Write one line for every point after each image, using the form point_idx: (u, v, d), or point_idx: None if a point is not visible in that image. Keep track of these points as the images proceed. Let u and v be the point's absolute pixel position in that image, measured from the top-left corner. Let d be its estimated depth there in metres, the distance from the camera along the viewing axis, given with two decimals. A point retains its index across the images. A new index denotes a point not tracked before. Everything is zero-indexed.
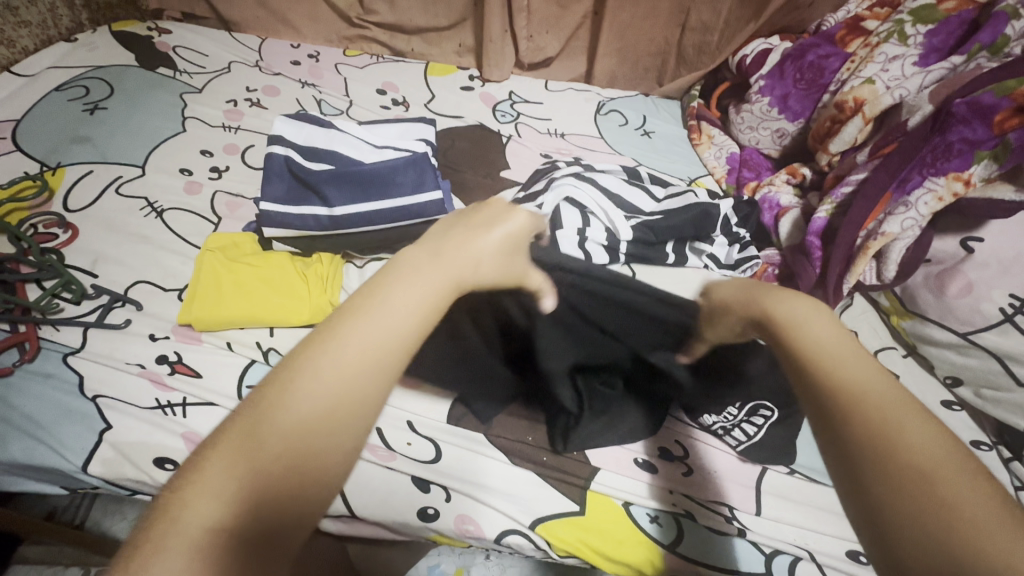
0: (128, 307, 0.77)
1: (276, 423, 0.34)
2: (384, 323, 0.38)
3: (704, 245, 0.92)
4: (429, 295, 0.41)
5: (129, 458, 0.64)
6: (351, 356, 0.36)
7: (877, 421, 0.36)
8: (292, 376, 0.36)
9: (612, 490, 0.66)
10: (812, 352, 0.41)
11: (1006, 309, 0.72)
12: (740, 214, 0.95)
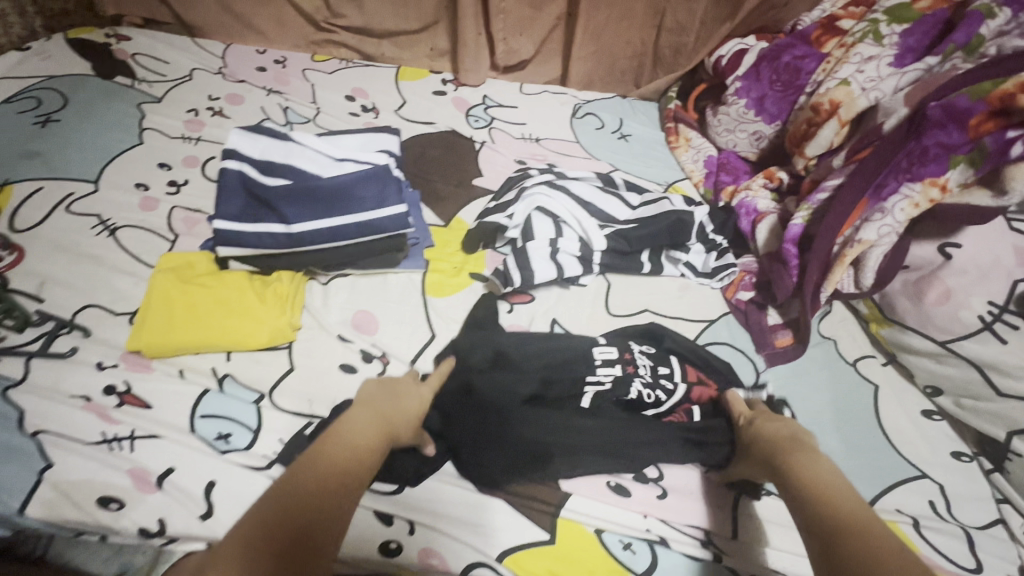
0: (74, 333, 0.73)
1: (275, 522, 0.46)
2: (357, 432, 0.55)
3: (680, 255, 0.89)
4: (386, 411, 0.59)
5: (71, 497, 0.60)
6: (331, 460, 0.51)
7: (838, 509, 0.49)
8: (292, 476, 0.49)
9: (584, 517, 0.64)
10: (811, 480, 0.54)
11: (985, 316, 0.70)
12: (717, 221, 0.93)
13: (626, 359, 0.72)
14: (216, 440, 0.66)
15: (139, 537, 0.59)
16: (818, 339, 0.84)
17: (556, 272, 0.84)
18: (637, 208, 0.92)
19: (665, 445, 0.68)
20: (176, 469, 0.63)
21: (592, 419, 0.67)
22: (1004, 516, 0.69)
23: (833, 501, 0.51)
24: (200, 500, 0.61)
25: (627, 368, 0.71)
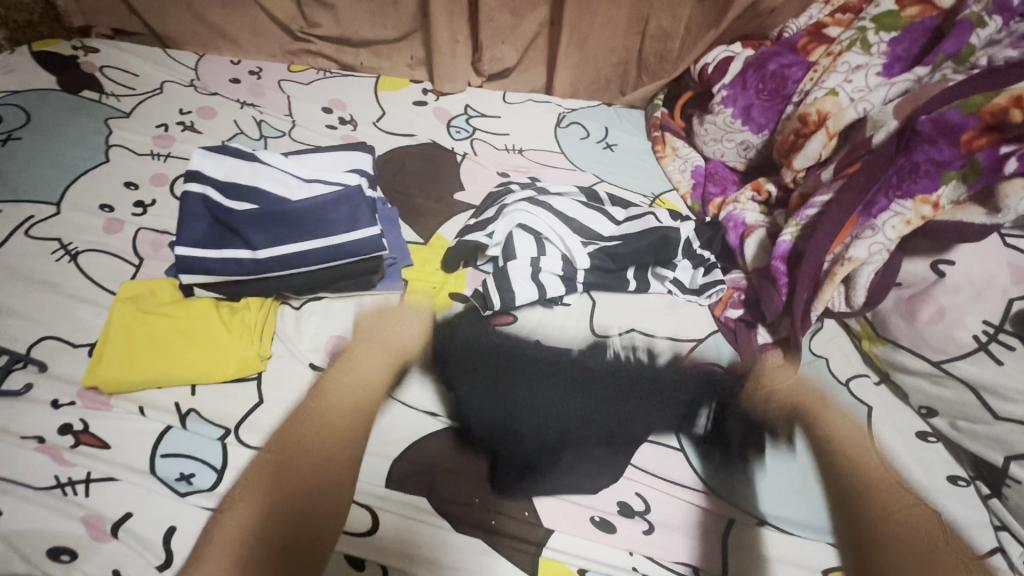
0: (29, 368, 0.69)
1: (274, 510, 0.61)
2: (349, 393, 0.71)
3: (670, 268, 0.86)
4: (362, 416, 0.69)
5: (19, 549, 0.56)
6: (326, 441, 0.67)
7: None
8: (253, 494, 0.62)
9: (567, 556, 0.61)
10: (840, 441, 0.73)
11: (980, 336, 0.68)
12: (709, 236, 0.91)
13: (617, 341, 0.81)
14: (177, 481, 0.62)
15: None
16: (809, 357, 0.82)
17: (538, 292, 0.81)
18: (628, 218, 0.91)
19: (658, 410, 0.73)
20: (134, 514, 0.59)
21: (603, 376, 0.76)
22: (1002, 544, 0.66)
23: (863, 466, 0.70)
24: (159, 549, 0.58)
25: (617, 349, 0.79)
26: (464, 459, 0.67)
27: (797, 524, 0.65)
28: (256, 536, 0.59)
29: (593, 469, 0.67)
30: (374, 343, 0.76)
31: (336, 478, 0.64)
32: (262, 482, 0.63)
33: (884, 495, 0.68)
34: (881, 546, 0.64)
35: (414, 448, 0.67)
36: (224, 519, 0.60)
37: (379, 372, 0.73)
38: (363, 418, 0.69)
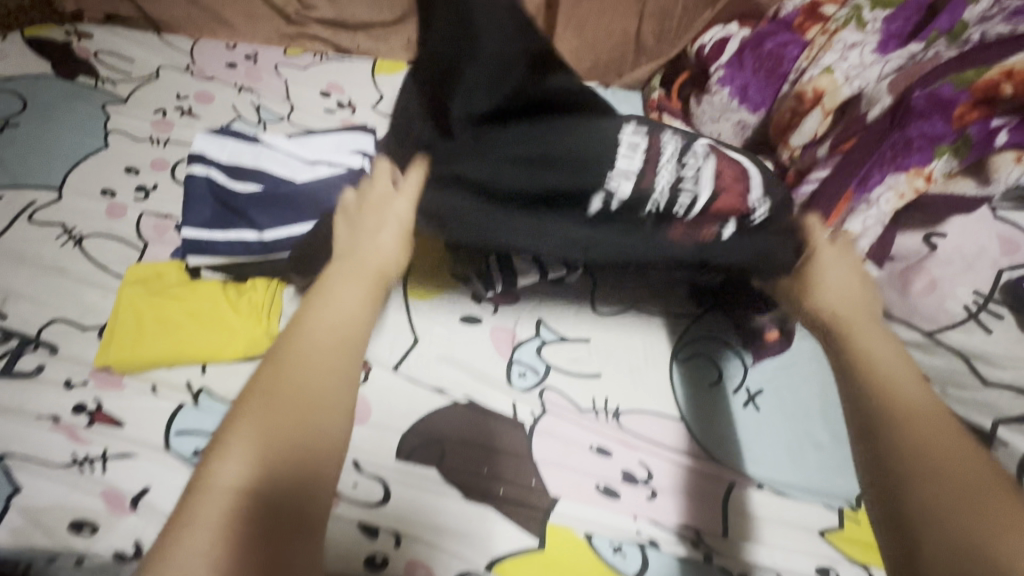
0: (40, 351, 0.70)
1: (268, 447, 0.43)
2: (338, 311, 0.53)
3: (620, 143, 0.62)
4: (367, 293, 0.57)
5: (40, 523, 0.58)
6: (312, 359, 0.49)
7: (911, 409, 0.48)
8: (276, 384, 0.46)
9: (572, 521, 0.63)
10: (895, 391, 0.49)
11: (970, 306, 0.71)
12: (698, 158, 0.64)
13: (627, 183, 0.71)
14: (192, 457, 0.63)
15: (114, 563, 0.57)
16: None
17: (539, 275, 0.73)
18: (625, 128, 0.64)
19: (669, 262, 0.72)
20: (151, 489, 0.61)
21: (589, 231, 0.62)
22: None
23: (900, 401, 0.49)
24: None
25: None
26: (471, 431, 0.69)
27: (794, 487, 0.68)
28: (266, 466, 0.42)
29: (597, 440, 0.69)
30: (363, 263, 0.60)
31: (327, 367, 0.49)
32: (258, 395, 0.46)
33: (938, 439, 0.46)
34: (918, 490, 0.43)
35: (421, 422, 0.69)
36: (221, 461, 0.42)
37: (360, 295, 0.56)
38: (353, 340, 0.52)
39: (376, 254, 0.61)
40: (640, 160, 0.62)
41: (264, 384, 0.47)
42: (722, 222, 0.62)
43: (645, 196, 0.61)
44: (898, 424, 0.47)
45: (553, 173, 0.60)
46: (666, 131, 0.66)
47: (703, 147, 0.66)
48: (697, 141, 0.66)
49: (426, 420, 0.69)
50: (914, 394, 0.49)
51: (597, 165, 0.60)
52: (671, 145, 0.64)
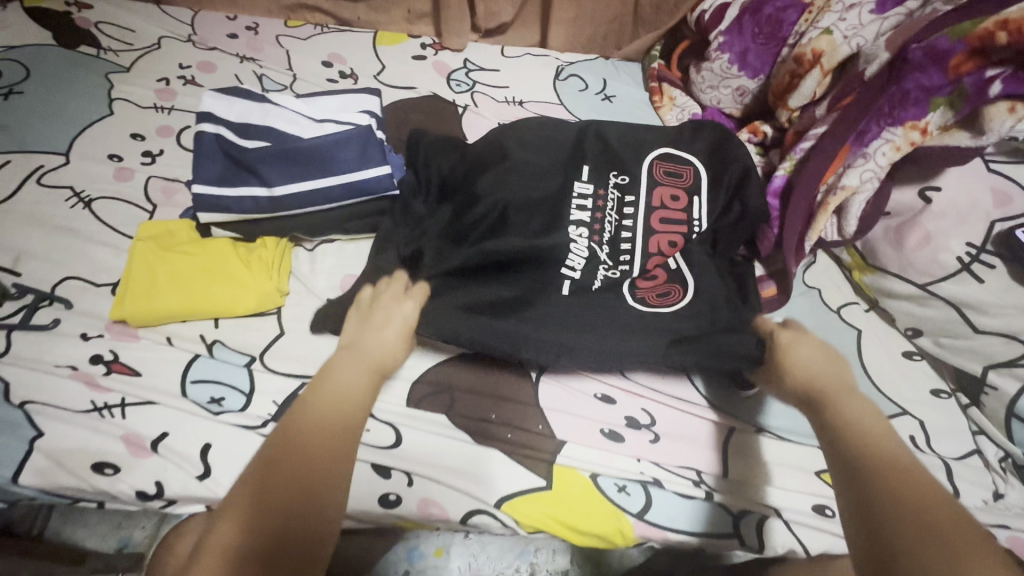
0: (56, 306, 0.72)
1: (257, 530, 0.49)
2: (338, 393, 0.58)
3: (573, 197, 0.78)
4: (369, 381, 0.61)
5: (65, 464, 0.60)
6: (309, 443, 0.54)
7: (892, 461, 0.51)
8: (276, 469, 0.52)
9: (578, 462, 0.65)
10: (870, 437, 0.54)
11: (963, 257, 0.72)
12: (635, 204, 0.78)
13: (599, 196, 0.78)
14: (209, 404, 0.65)
15: (138, 500, 0.60)
16: (802, 288, 0.86)
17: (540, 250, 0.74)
18: (575, 181, 0.79)
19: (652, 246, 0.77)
20: (169, 434, 0.62)
21: (564, 305, 0.71)
22: (979, 447, 0.72)
23: (881, 452, 0.52)
24: (196, 463, 0.61)
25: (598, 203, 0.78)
26: (478, 380, 0.70)
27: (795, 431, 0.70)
28: (267, 543, 0.49)
29: (601, 388, 0.72)
30: (360, 351, 0.63)
31: (327, 459, 0.53)
32: (262, 475, 0.52)
33: (911, 489, 0.49)
34: (897, 534, 0.46)
35: (430, 372, 0.70)
36: (224, 530, 0.50)
37: (358, 382, 0.60)
38: (346, 425, 0.56)
39: (381, 346, 0.63)
40: (590, 212, 0.77)
41: (267, 465, 0.52)
42: (668, 258, 0.76)
43: (599, 258, 0.75)
44: (888, 476, 0.50)
45: (518, 232, 0.75)
46: (610, 176, 0.80)
47: (646, 172, 0.80)
48: (643, 168, 0.80)
49: (434, 369, 0.70)
50: (887, 447, 0.53)
51: (553, 221, 0.76)
52: (612, 197, 0.78)
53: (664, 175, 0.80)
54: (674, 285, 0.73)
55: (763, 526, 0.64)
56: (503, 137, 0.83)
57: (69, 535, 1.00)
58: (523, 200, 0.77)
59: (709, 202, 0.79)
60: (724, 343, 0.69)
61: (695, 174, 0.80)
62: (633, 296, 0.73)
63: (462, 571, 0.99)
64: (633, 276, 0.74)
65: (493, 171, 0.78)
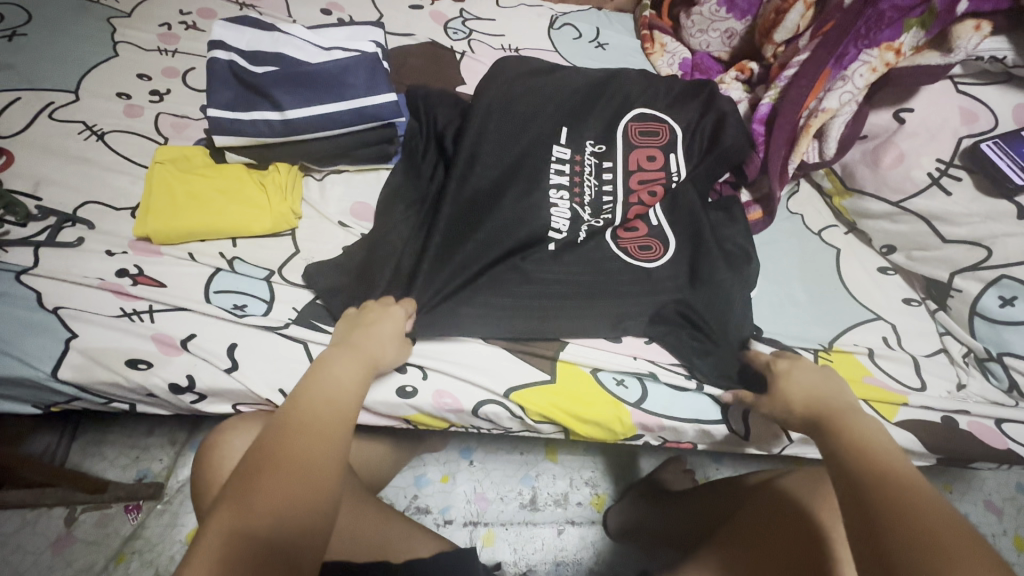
0: (78, 226, 0.75)
1: (263, 505, 0.46)
2: (335, 387, 0.56)
3: (552, 162, 0.81)
4: (363, 378, 0.59)
5: (101, 361, 0.64)
6: (311, 428, 0.52)
7: (879, 458, 0.49)
8: (276, 455, 0.49)
9: (581, 358, 0.71)
10: (862, 445, 0.51)
11: (933, 173, 0.78)
12: (613, 168, 0.82)
13: (576, 161, 0.82)
14: (233, 309, 0.69)
15: (171, 392, 0.65)
16: (786, 215, 0.91)
17: (527, 205, 0.77)
18: (555, 146, 0.82)
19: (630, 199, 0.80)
20: (197, 334, 0.67)
21: (550, 261, 0.75)
22: (945, 345, 0.79)
23: (874, 462, 0.49)
24: (224, 360, 0.66)
25: (575, 167, 0.81)
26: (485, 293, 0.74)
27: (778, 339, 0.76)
28: (279, 522, 0.45)
29: None
30: (350, 349, 0.61)
31: (328, 442, 0.51)
32: (263, 461, 0.48)
33: (898, 492, 0.45)
34: (887, 524, 0.43)
35: None
36: (228, 510, 0.45)
37: (354, 375, 0.58)
38: (346, 418, 0.54)
39: (378, 344, 0.63)
40: (569, 176, 0.81)
41: (263, 450, 0.49)
42: (649, 209, 0.80)
43: (582, 217, 0.79)
44: (879, 482, 0.46)
45: (501, 203, 0.77)
46: (587, 144, 0.84)
47: (622, 138, 0.84)
48: (619, 135, 0.84)
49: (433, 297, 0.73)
50: (879, 453, 0.50)
51: (531, 187, 0.78)
52: (590, 162, 0.82)
53: (639, 136, 0.84)
54: (655, 240, 0.78)
55: (748, 413, 0.70)
56: (479, 112, 0.82)
57: (87, 467, 1.04)
58: (500, 174, 0.79)
59: (684, 157, 0.84)
60: (707, 276, 0.74)
61: (670, 133, 0.85)
62: (617, 246, 0.77)
63: (468, 494, 1.05)
64: (614, 225, 0.79)
65: (473, 143, 0.80)
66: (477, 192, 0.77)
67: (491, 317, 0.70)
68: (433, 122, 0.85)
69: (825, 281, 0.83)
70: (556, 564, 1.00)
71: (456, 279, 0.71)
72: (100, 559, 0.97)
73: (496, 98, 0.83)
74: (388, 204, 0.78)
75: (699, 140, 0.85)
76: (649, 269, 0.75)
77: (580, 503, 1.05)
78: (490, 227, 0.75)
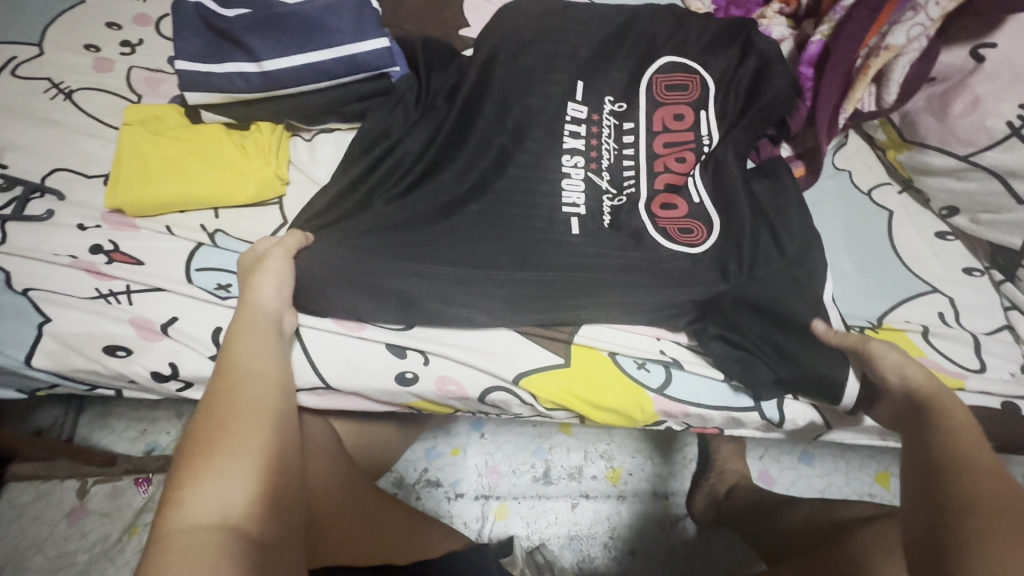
0: (48, 197, 0.69)
1: (228, 498, 0.43)
2: (255, 356, 0.52)
3: (566, 123, 0.71)
4: (277, 335, 0.55)
5: (77, 348, 0.61)
6: (246, 406, 0.48)
7: (978, 462, 0.45)
8: (220, 445, 0.45)
9: (598, 342, 0.65)
10: (957, 438, 0.48)
11: (1014, 122, 0.66)
12: (635, 130, 0.72)
13: (594, 121, 0.72)
14: (216, 290, 0.63)
15: (154, 380, 0.62)
16: (832, 171, 0.80)
17: (537, 172, 0.69)
18: (568, 103, 0.72)
19: (652, 161, 0.70)
20: (179, 318, 0.62)
21: (573, 243, 0.66)
22: (1010, 322, 0.71)
23: (969, 463, 0.45)
24: (208, 346, 0.62)
25: (592, 129, 0.71)
26: (501, 253, 0.65)
27: (852, 314, 0.70)
28: (249, 503, 0.44)
29: None
30: (255, 312, 0.55)
31: (268, 418, 0.48)
32: (210, 447, 0.45)
33: (974, 480, 0.44)
34: (956, 524, 0.42)
35: (440, 252, 0.64)
36: (193, 503, 0.42)
37: (270, 338, 0.54)
38: (275, 385, 0.51)
39: (277, 296, 0.57)
40: (586, 139, 0.71)
41: (200, 441, 0.45)
42: (684, 177, 0.70)
43: (600, 187, 0.69)
44: (957, 475, 0.45)
45: (513, 168, 0.69)
46: (606, 101, 0.73)
47: (645, 93, 0.73)
48: (642, 90, 0.74)
49: (445, 283, 0.62)
50: (969, 440, 0.47)
51: (544, 150, 0.70)
52: (610, 123, 0.72)
53: (666, 91, 0.73)
54: (697, 222, 0.68)
55: (784, 403, 0.66)
56: (479, 66, 0.73)
57: (97, 441, 1.01)
58: (507, 137, 0.70)
59: (716, 115, 0.73)
60: (748, 251, 0.65)
61: (701, 86, 0.73)
62: (654, 227, 0.67)
63: (480, 467, 1.00)
64: (640, 202, 0.69)
65: (470, 115, 0.71)
66: (489, 163, 0.69)
67: (500, 296, 0.63)
68: (430, 74, 0.73)
69: (873, 248, 0.74)
70: (570, 538, 0.97)
71: (460, 254, 0.65)
72: (114, 529, 0.97)
73: (502, 51, 0.74)
74: (374, 180, 0.68)
75: (735, 94, 0.74)
76: (693, 254, 0.66)
77: (595, 477, 1.00)
78: (501, 204, 0.68)
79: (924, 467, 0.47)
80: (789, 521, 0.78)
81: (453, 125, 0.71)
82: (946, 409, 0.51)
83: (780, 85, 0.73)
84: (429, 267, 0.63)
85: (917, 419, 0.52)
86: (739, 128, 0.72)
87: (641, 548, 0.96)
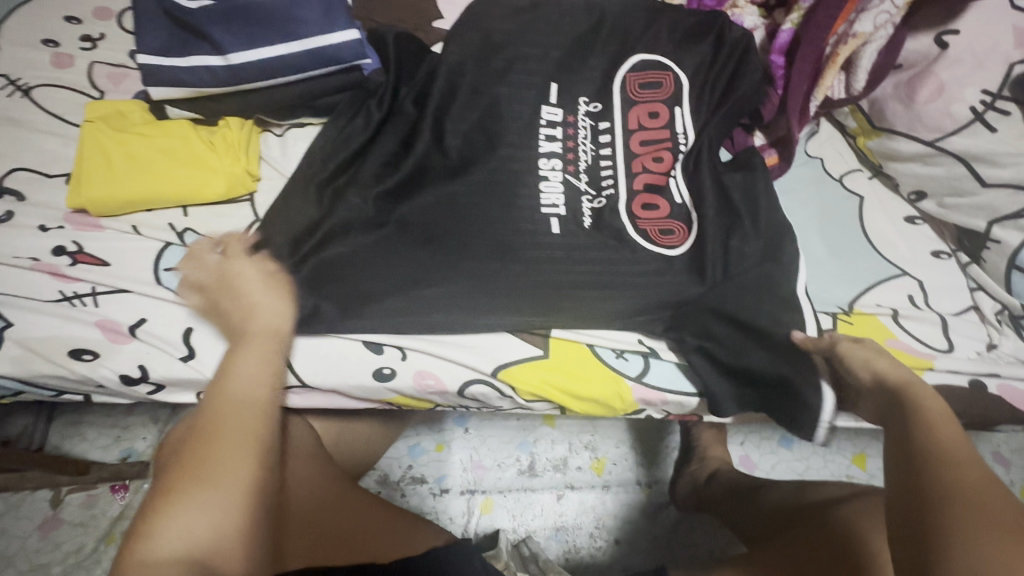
0: (7, 199, 0.66)
1: (196, 527, 0.42)
2: (247, 378, 0.51)
3: (541, 126, 0.71)
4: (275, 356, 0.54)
5: (41, 353, 0.59)
6: (231, 432, 0.47)
7: (958, 451, 0.46)
8: (197, 473, 0.45)
9: (575, 333, 0.66)
10: (935, 430, 0.48)
11: (977, 107, 0.68)
12: (611, 129, 0.72)
13: (568, 122, 0.72)
14: None
15: (124, 383, 0.61)
16: (804, 159, 0.81)
17: (512, 165, 0.69)
18: (542, 105, 0.72)
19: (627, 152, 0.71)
20: (147, 320, 0.61)
21: (550, 236, 0.66)
22: (976, 302, 0.73)
23: (948, 452, 0.46)
24: (179, 347, 0.61)
25: (568, 131, 0.71)
26: (478, 248, 0.65)
27: (823, 300, 0.71)
28: (218, 532, 0.43)
29: None
30: (252, 334, 0.55)
31: (251, 445, 0.47)
32: (189, 474, 0.44)
33: (954, 469, 0.44)
34: (940, 512, 0.42)
35: (416, 248, 0.64)
36: (162, 531, 0.42)
37: (264, 359, 0.53)
38: (263, 410, 0.50)
39: (275, 317, 0.56)
40: (561, 143, 0.71)
41: (177, 468, 0.45)
42: (666, 177, 0.70)
43: (578, 189, 0.69)
44: (941, 464, 0.45)
45: (488, 161, 0.69)
46: (581, 102, 0.73)
47: (619, 92, 0.73)
48: (616, 89, 0.73)
49: (423, 280, 0.63)
50: (947, 432, 0.48)
51: (519, 143, 0.70)
52: (585, 124, 0.72)
53: (640, 88, 0.73)
54: (677, 222, 0.68)
55: None
56: (451, 59, 0.72)
57: (68, 449, 0.98)
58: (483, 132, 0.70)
59: (691, 112, 0.73)
60: (721, 241, 0.66)
61: (675, 83, 0.73)
62: (633, 228, 0.68)
63: (465, 462, 1.00)
64: (619, 203, 0.69)
65: (443, 112, 0.71)
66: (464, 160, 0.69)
67: (477, 289, 0.63)
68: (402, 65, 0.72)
69: (844, 234, 0.75)
70: (556, 530, 0.97)
71: (436, 249, 0.64)
72: (90, 540, 0.94)
73: (475, 44, 0.73)
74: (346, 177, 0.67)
75: (709, 92, 0.74)
76: (671, 256, 0.66)
77: (580, 468, 1.01)
78: (478, 198, 0.67)
79: (906, 458, 0.48)
80: (768, 503, 0.79)
81: (426, 124, 0.70)
82: (921, 403, 0.52)
83: (750, 74, 0.74)
84: (404, 270, 0.64)
85: (896, 415, 0.53)
86: (713, 118, 0.73)
87: (624, 536, 0.97)
